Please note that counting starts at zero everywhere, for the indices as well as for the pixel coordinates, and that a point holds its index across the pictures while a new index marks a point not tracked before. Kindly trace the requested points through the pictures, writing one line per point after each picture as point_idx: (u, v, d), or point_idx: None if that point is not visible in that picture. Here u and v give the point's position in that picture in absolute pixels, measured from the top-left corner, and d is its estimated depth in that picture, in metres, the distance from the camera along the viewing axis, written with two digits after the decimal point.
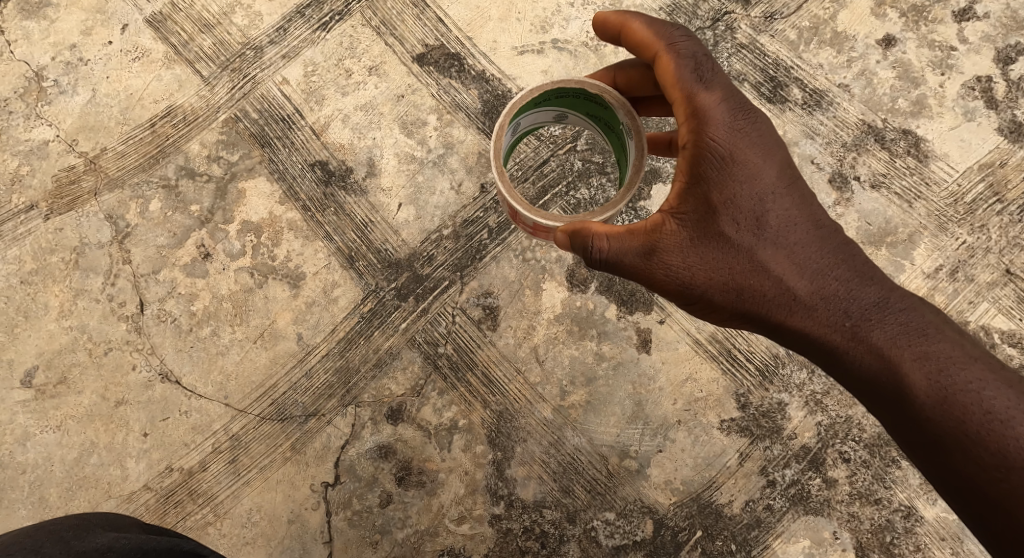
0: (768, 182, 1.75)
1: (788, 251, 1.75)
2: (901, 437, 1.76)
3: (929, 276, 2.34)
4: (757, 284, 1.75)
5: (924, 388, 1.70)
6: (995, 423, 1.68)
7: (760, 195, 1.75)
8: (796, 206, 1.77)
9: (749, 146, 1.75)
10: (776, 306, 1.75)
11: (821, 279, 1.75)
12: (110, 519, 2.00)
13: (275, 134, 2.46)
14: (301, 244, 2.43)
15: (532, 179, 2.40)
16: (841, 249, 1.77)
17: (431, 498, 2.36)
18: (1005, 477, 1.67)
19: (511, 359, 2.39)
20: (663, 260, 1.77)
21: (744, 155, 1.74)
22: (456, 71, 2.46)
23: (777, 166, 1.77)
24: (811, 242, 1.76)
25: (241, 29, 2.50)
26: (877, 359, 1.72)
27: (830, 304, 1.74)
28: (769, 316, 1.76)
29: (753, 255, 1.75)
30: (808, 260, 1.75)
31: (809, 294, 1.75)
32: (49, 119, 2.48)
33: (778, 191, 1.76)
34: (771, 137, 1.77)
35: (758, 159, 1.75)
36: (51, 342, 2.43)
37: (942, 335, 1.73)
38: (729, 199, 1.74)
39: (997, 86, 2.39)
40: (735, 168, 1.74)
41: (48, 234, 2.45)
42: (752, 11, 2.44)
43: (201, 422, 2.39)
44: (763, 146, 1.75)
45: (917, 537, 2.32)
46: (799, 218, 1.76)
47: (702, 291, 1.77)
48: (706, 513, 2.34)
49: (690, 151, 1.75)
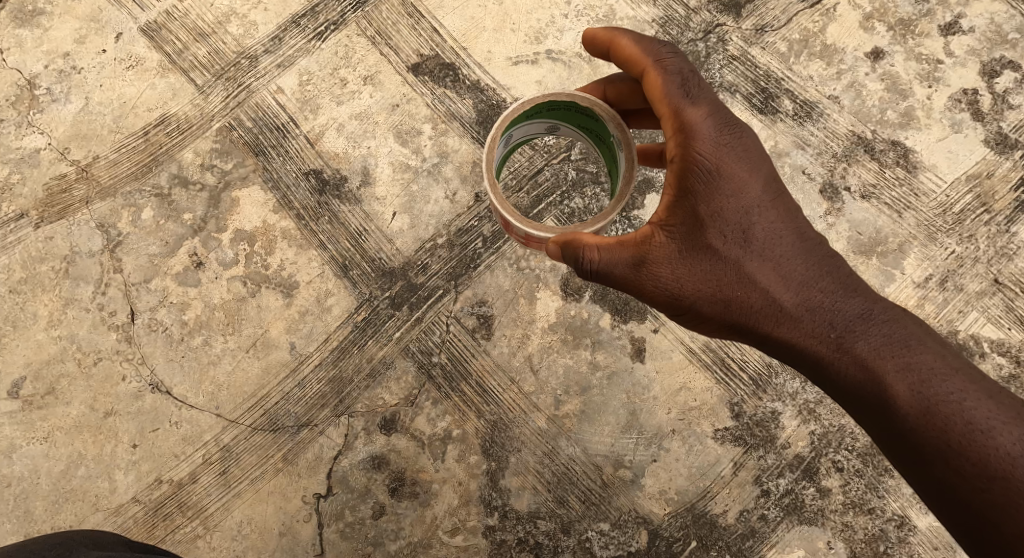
0: (754, 195, 1.77)
1: (774, 263, 1.77)
2: (886, 448, 1.76)
3: (919, 285, 2.37)
4: (743, 295, 1.76)
5: (908, 398, 1.71)
6: (978, 433, 1.69)
7: (746, 208, 1.76)
8: (781, 219, 1.78)
9: (735, 160, 1.76)
10: (762, 317, 1.77)
11: (806, 291, 1.77)
12: (97, 538, 1.96)
13: (269, 143, 2.45)
14: (294, 253, 2.42)
15: (525, 189, 2.41)
16: (825, 261, 1.79)
17: (425, 509, 2.34)
18: (988, 486, 1.67)
19: (506, 368, 2.39)
20: (651, 271, 1.78)
21: (730, 169, 1.76)
22: (450, 81, 2.47)
23: (762, 179, 1.78)
24: (796, 255, 1.78)
25: (236, 38, 2.51)
26: (862, 370, 1.74)
27: (815, 315, 1.76)
28: (755, 327, 1.77)
29: (740, 267, 1.76)
30: (794, 272, 1.77)
31: (795, 306, 1.76)
32: (41, 127, 2.47)
33: (764, 204, 1.77)
34: (757, 151, 1.78)
35: (744, 173, 1.77)
36: (40, 352, 2.40)
37: (926, 346, 1.74)
38: (716, 211, 1.76)
39: (983, 98, 2.43)
40: (721, 182, 1.75)
41: (39, 243, 2.43)
42: (743, 23, 2.47)
43: (192, 433, 2.37)
44: (749, 159, 1.77)
45: (910, 547, 2.32)
46: (784, 231, 1.78)
47: (689, 302, 1.78)
48: (701, 523, 2.34)
49: (678, 164, 1.76)
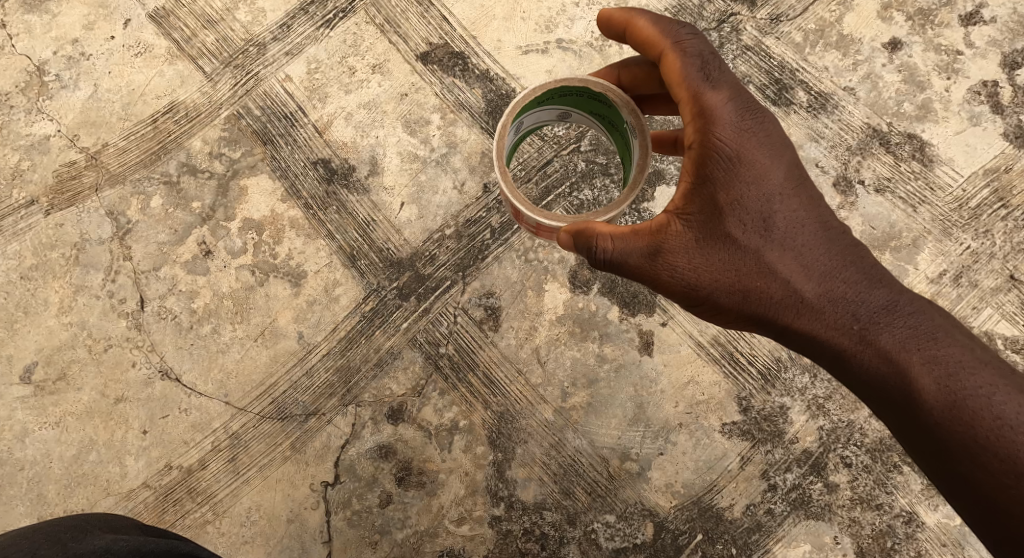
0: (776, 183, 1.74)
1: (796, 253, 1.74)
2: (909, 442, 1.75)
3: (933, 281, 2.34)
4: (764, 286, 1.74)
5: (932, 392, 1.70)
6: (1006, 429, 1.68)
7: (767, 196, 1.74)
8: (804, 207, 1.76)
9: (757, 146, 1.73)
10: (783, 308, 1.74)
11: (829, 281, 1.74)
12: (110, 521, 1.99)
13: (278, 131, 2.44)
14: (302, 242, 2.42)
15: (534, 180, 2.39)
16: (849, 251, 1.76)
17: (431, 498, 2.35)
18: (1014, 483, 1.66)
19: (513, 360, 2.38)
20: (667, 261, 1.75)
21: (752, 156, 1.73)
22: (459, 70, 2.44)
23: (785, 166, 1.76)
24: (818, 245, 1.75)
25: (245, 25, 2.49)
26: (885, 363, 1.71)
27: (837, 306, 1.73)
28: (776, 318, 1.75)
29: (760, 257, 1.74)
30: (816, 262, 1.75)
31: (817, 297, 1.74)
32: (50, 113, 2.47)
33: (786, 193, 1.75)
34: (779, 137, 1.75)
35: (766, 160, 1.74)
36: (51, 338, 2.42)
37: (951, 339, 1.72)
38: (736, 199, 1.73)
39: (1003, 91, 2.38)
40: (742, 168, 1.73)
41: (49, 230, 2.44)
42: (758, 13, 2.42)
43: (201, 420, 2.38)
44: (771, 146, 1.74)
45: (918, 543, 2.32)
46: (807, 220, 1.75)
47: (709, 293, 1.76)
48: (707, 517, 2.34)
49: (697, 151, 1.74)
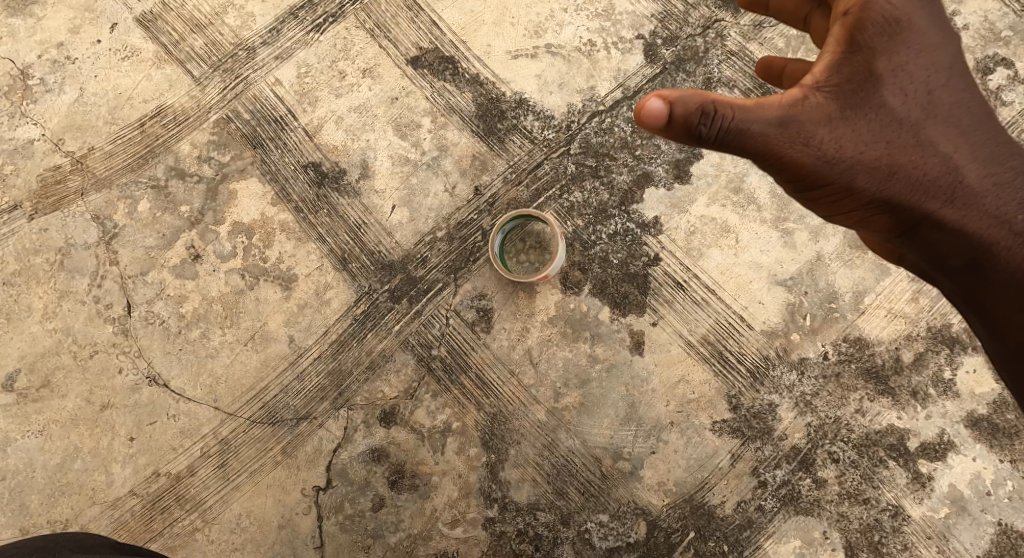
0: (944, 66, 1.68)
1: (955, 132, 1.67)
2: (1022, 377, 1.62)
3: (913, 279, 2.41)
4: (910, 161, 1.67)
5: None
6: None
7: (928, 76, 1.67)
8: (970, 92, 1.68)
9: (929, 27, 1.67)
10: (915, 188, 1.66)
11: (995, 165, 1.65)
12: (80, 540, 2.06)
13: (267, 135, 2.43)
14: (293, 245, 2.41)
15: (524, 182, 2.43)
16: (1009, 143, 1.66)
17: (425, 501, 2.36)
18: None
19: (505, 362, 2.39)
20: (800, 130, 1.67)
21: (920, 29, 1.66)
22: (450, 74, 2.45)
23: (953, 53, 1.68)
24: (983, 130, 1.67)
25: (234, 29, 2.47)
26: None
27: (1002, 191, 1.64)
28: (915, 202, 1.67)
29: (917, 130, 1.67)
30: (981, 145, 1.66)
31: (975, 178, 1.65)
32: (35, 118, 2.44)
33: (949, 72, 1.68)
34: (948, 23, 1.68)
35: (939, 39, 1.67)
36: (34, 345, 2.38)
37: None
38: (897, 67, 1.67)
39: None
40: (907, 36, 1.66)
41: (33, 235, 2.40)
42: (741, 19, 2.46)
43: (190, 426, 2.36)
44: (942, 26, 1.67)
45: (904, 536, 2.35)
46: (973, 105, 1.68)
47: (841, 170, 1.68)
48: (699, 514, 2.36)
49: (851, 19, 1.67)
